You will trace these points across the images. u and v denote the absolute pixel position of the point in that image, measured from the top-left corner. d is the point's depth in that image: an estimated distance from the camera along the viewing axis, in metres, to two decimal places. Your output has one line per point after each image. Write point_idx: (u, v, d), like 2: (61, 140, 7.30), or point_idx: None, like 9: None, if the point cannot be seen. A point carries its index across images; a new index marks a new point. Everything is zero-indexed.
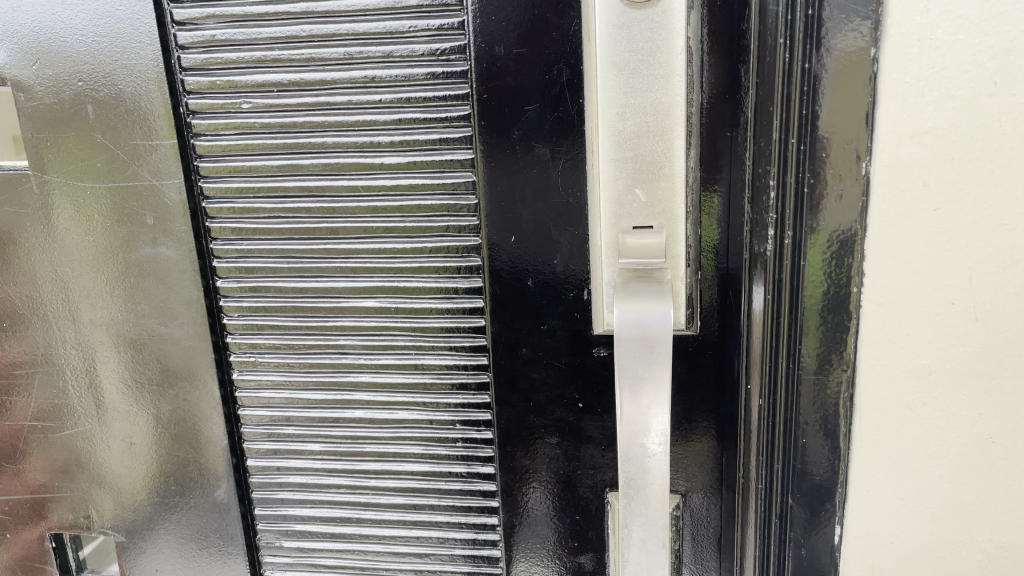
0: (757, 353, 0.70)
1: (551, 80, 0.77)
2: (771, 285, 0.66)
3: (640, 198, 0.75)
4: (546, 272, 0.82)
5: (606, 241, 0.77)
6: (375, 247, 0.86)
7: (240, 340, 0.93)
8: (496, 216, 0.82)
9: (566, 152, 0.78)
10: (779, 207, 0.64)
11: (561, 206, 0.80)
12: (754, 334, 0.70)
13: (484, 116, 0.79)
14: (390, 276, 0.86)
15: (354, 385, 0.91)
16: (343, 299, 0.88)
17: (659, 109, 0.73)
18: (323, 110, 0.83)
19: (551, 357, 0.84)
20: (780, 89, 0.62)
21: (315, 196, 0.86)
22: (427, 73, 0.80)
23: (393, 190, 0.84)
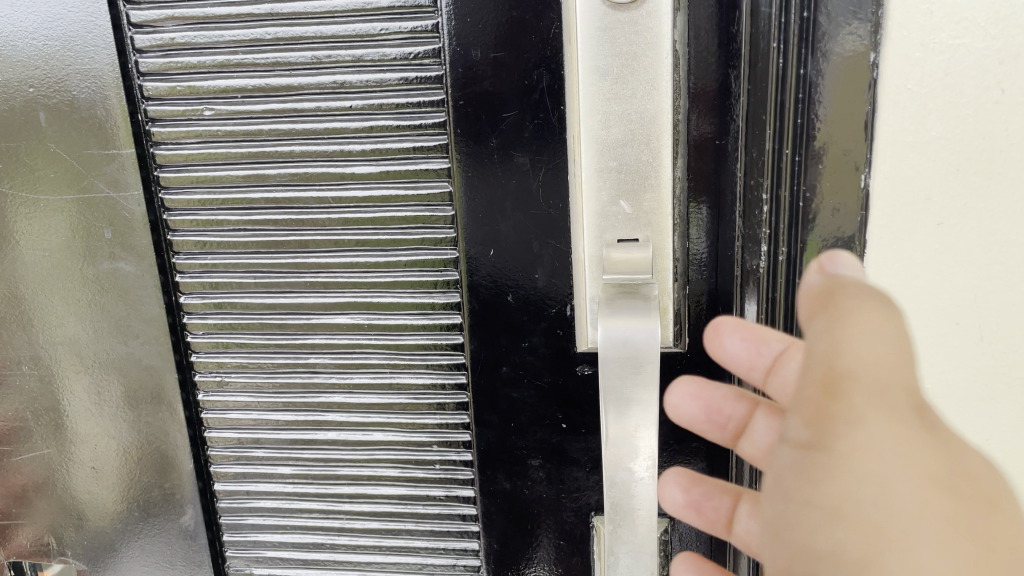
0: None
1: (530, 86, 0.72)
2: (764, 305, 0.60)
3: (625, 210, 0.72)
4: (526, 287, 0.78)
5: (590, 253, 0.74)
6: (348, 261, 0.82)
7: (206, 359, 0.88)
8: (474, 228, 0.77)
9: (548, 160, 0.74)
10: (772, 222, 0.58)
11: (541, 219, 0.75)
12: None
13: (461, 123, 0.75)
14: (363, 291, 0.82)
15: (326, 406, 0.87)
16: (313, 315, 0.84)
17: (645, 116, 0.69)
18: (291, 117, 0.79)
19: (533, 377, 0.80)
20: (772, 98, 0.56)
21: (283, 208, 0.82)
22: (400, 77, 0.76)
23: (366, 201, 0.80)
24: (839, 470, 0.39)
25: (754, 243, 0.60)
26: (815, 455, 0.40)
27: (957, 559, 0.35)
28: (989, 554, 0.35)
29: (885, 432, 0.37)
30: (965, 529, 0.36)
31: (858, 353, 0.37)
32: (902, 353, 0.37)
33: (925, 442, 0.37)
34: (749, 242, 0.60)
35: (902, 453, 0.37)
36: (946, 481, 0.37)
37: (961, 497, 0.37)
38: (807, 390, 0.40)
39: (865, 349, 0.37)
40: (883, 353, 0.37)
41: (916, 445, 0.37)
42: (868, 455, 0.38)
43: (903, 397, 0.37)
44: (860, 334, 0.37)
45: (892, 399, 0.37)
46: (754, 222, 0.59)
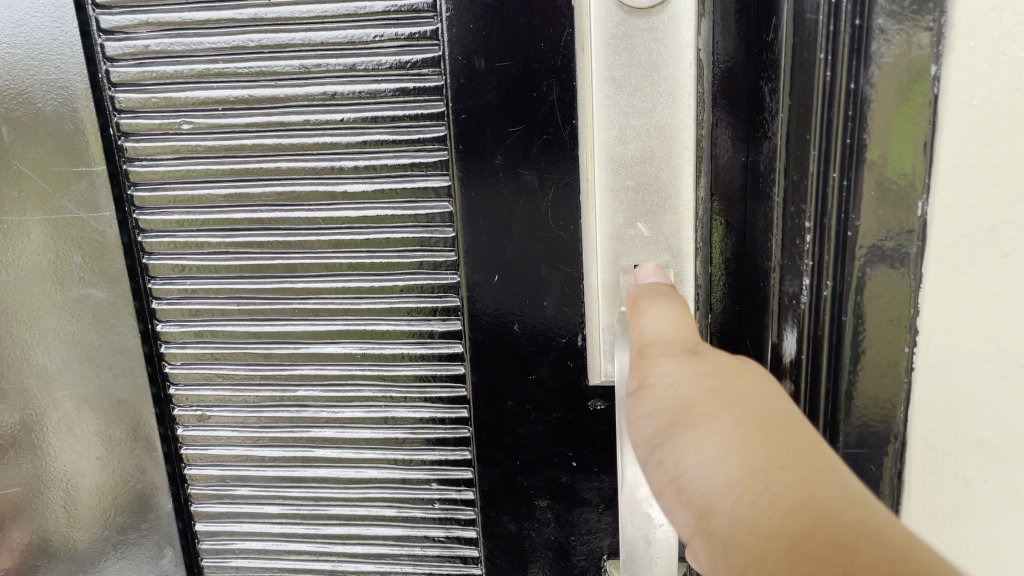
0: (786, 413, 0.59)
1: (539, 98, 0.66)
2: (806, 342, 0.55)
3: (643, 233, 0.65)
4: (534, 315, 0.72)
5: (604, 280, 0.67)
6: (339, 287, 0.75)
7: (186, 391, 0.82)
8: (476, 252, 0.71)
9: (558, 178, 0.68)
10: (816, 252, 0.53)
11: (551, 242, 0.69)
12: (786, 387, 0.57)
13: (464, 139, 0.69)
14: (356, 319, 0.76)
15: (315, 441, 0.80)
16: (302, 345, 0.78)
17: (664, 131, 0.63)
18: (276, 132, 0.72)
19: (541, 412, 0.74)
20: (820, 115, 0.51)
21: (268, 229, 0.75)
22: (395, 87, 0.70)
23: (358, 221, 0.73)
24: (683, 447, 0.37)
25: (796, 274, 0.54)
26: (658, 449, 0.38)
27: (745, 478, 0.33)
28: (800, 506, 0.31)
29: (718, 417, 0.37)
30: (778, 462, 0.33)
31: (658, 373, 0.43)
32: (714, 361, 0.41)
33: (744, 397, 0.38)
34: (790, 273, 0.55)
35: (726, 421, 0.36)
36: (767, 425, 0.35)
37: (801, 435, 0.35)
38: (653, 419, 0.40)
39: (670, 364, 0.42)
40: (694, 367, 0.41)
41: (722, 399, 0.38)
42: (695, 428, 0.37)
43: (729, 367, 0.40)
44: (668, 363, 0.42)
45: (721, 378, 0.39)
46: (796, 252, 0.54)
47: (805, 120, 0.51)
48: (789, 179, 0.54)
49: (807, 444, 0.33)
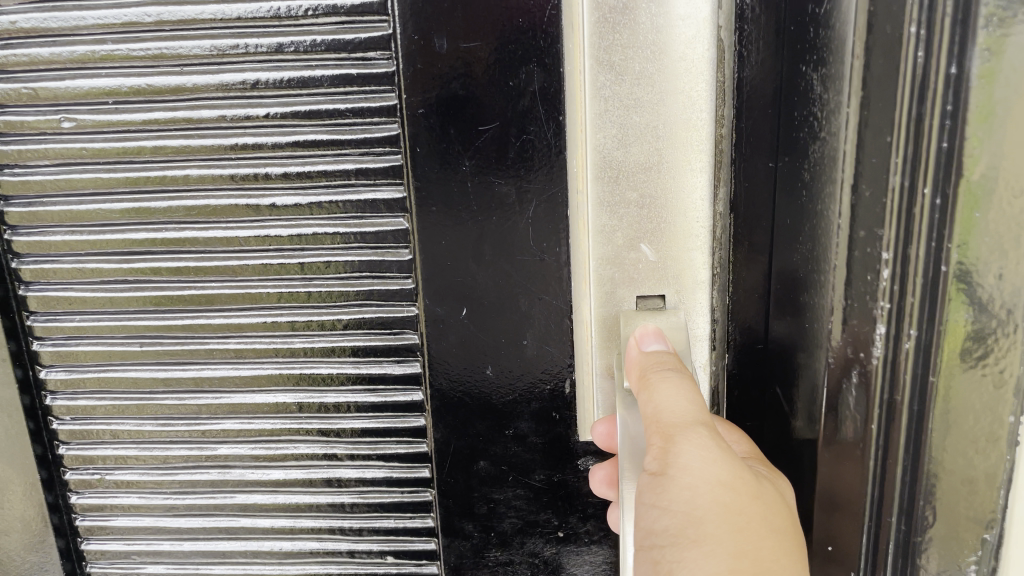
0: (834, 491, 0.46)
1: (518, 89, 0.52)
2: (880, 407, 0.42)
3: (647, 256, 0.53)
4: (511, 357, 0.58)
5: (600, 315, 0.54)
6: (268, 323, 0.61)
7: (79, 451, 0.66)
8: (439, 281, 0.57)
9: (541, 189, 0.54)
10: (900, 291, 0.40)
11: (532, 268, 0.56)
12: (844, 463, 0.44)
13: (421, 142, 0.54)
14: (290, 361, 0.62)
15: (243, 508, 0.65)
16: (222, 393, 0.63)
17: (675, 132, 0.50)
18: (183, 131, 0.58)
19: (520, 474, 0.60)
20: (908, 112, 0.38)
21: (177, 251, 0.60)
22: (333, 75, 0.55)
23: (290, 242, 0.59)
24: (681, 558, 0.46)
25: (866, 319, 0.42)
26: (656, 546, 0.47)
27: None
28: None
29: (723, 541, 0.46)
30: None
31: (681, 467, 0.47)
32: (738, 474, 0.47)
33: (751, 509, 0.47)
34: (858, 317, 0.42)
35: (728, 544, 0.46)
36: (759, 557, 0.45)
37: (778, 542, 0.46)
38: (663, 519, 0.47)
39: (693, 467, 0.47)
40: (719, 471, 0.47)
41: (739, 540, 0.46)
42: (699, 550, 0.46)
43: (746, 480, 0.47)
44: (689, 443, 0.47)
45: (739, 494, 0.47)
46: (868, 291, 0.41)
47: (886, 117, 0.38)
48: (860, 196, 0.41)
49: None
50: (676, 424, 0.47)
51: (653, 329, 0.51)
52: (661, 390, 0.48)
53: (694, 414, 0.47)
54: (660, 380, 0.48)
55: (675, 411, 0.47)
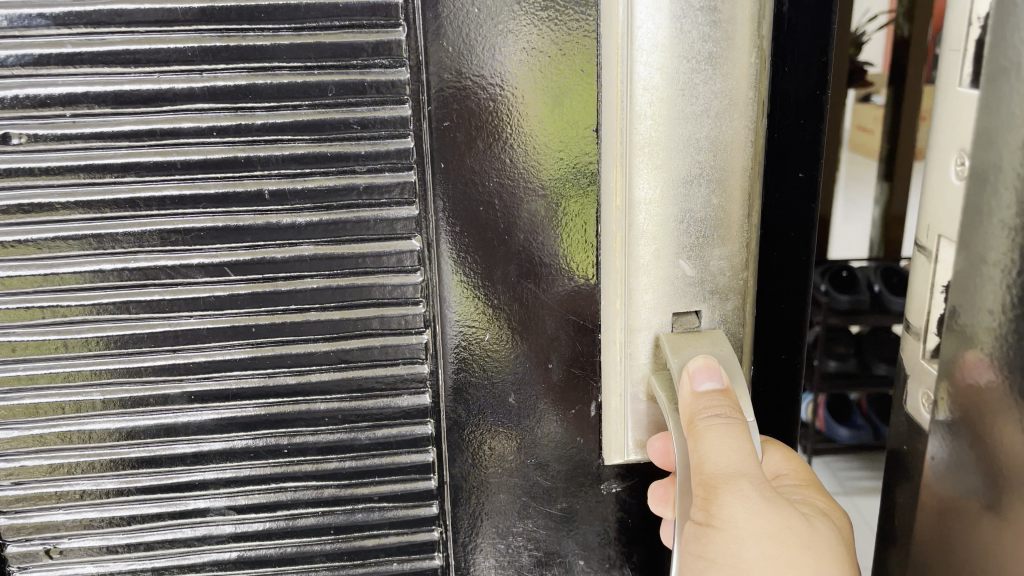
0: None
1: (552, 100, 0.51)
2: None
3: (687, 272, 0.51)
4: (536, 380, 0.56)
5: (637, 336, 0.52)
6: (256, 361, 0.55)
7: (21, 521, 0.57)
8: (462, 303, 0.55)
9: (572, 206, 0.53)
10: None
11: (562, 287, 0.54)
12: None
13: (448, 159, 0.52)
14: (280, 401, 0.56)
15: (225, 565, 0.59)
16: (199, 442, 0.56)
17: (720, 144, 0.49)
18: (159, 148, 0.50)
19: (539, 505, 0.58)
20: None
21: (148, 284, 0.53)
22: (339, 84, 0.50)
23: (281, 269, 0.53)
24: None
25: None
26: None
27: None
28: None
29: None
30: None
31: (727, 517, 0.49)
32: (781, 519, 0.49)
33: (796, 555, 0.49)
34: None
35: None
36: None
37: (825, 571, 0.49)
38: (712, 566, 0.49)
39: (738, 515, 0.49)
40: (764, 519, 0.49)
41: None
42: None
43: (790, 524, 0.50)
44: (735, 495, 0.48)
45: (785, 542, 0.49)
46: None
47: None
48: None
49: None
50: (719, 475, 0.48)
51: (701, 362, 0.49)
52: (707, 443, 0.48)
53: (739, 464, 0.48)
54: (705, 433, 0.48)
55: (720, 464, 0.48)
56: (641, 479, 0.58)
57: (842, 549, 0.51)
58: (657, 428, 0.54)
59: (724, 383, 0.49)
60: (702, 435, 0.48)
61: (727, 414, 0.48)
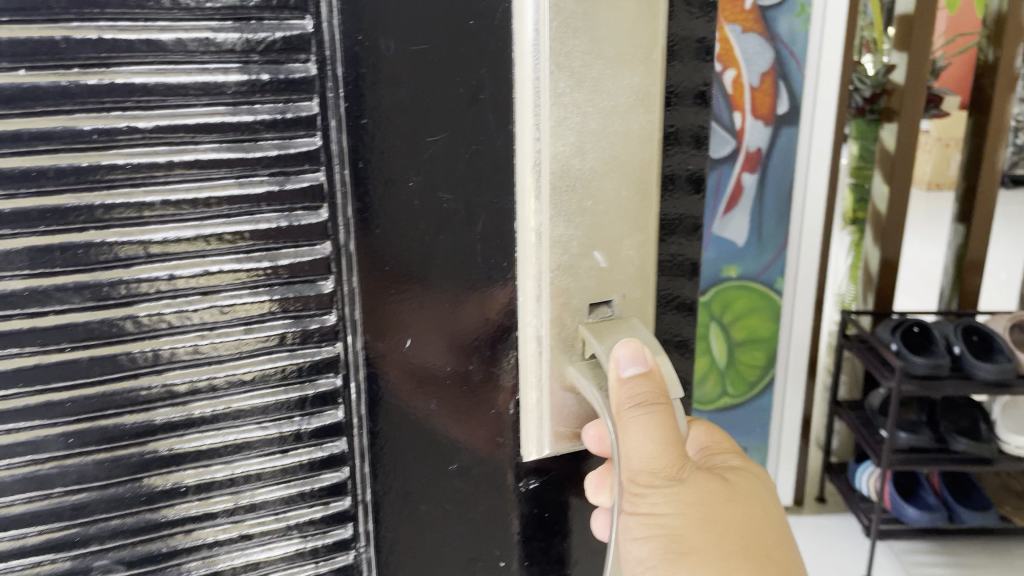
0: None
1: (468, 96, 0.50)
2: None
3: (600, 263, 0.53)
4: (451, 381, 0.55)
5: (555, 327, 0.53)
6: (146, 393, 0.49)
7: None
8: (379, 308, 0.52)
9: (485, 203, 0.53)
10: None
11: (476, 284, 0.54)
12: None
13: (366, 157, 0.50)
14: (176, 435, 0.50)
15: None
16: (78, 492, 0.48)
17: (627, 138, 0.51)
18: (29, 152, 0.44)
19: (460, 510, 0.58)
20: None
21: (12, 312, 0.45)
22: (241, 81, 0.47)
23: (175, 289, 0.48)
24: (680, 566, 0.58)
25: None
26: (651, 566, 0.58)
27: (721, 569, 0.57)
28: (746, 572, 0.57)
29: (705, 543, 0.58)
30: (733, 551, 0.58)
31: (651, 503, 0.57)
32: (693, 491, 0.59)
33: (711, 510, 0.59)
34: None
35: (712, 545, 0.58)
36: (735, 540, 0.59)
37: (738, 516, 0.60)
38: (647, 547, 0.58)
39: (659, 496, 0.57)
40: (683, 496, 0.58)
41: (697, 560, 0.58)
42: (687, 554, 0.58)
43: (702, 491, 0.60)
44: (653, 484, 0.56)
45: (701, 504, 0.59)
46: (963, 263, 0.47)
47: None
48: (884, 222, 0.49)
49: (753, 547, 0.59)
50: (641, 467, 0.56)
51: (629, 347, 0.51)
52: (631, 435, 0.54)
53: (656, 451, 0.55)
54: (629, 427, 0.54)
55: (641, 455, 0.55)
56: (555, 475, 0.59)
57: (753, 520, 0.60)
58: (576, 417, 0.56)
59: (647, 364, 0.51)
60: (626, 430, 0.54)
61: (647, 404, 0.53)
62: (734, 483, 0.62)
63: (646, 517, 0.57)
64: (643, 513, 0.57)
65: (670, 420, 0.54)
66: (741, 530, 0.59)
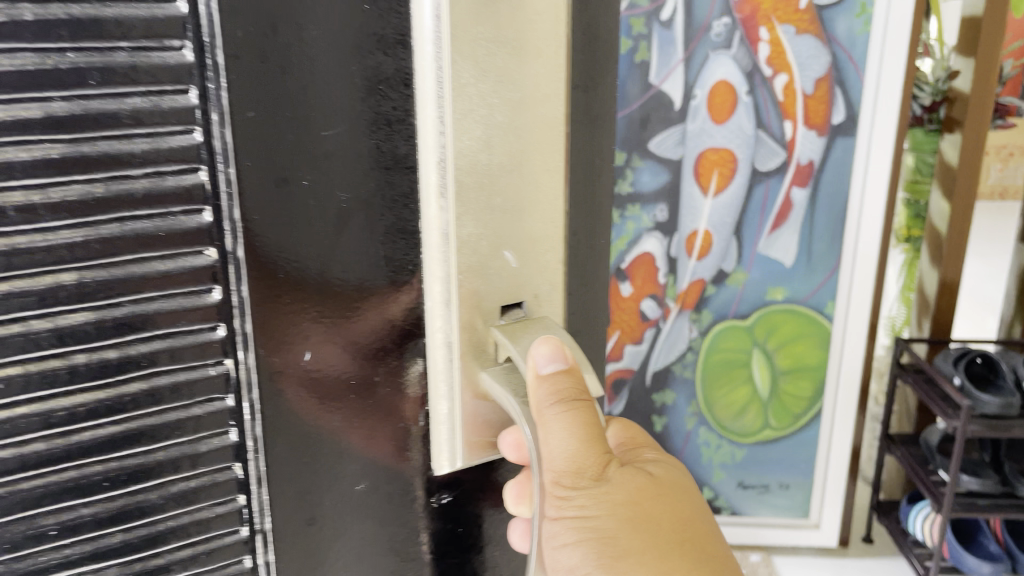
0: None
1: (365, 87, 0.47)
2: None
3: (510, 263, 0.51)
4: (356, 394, 0.52)
5: (464, 331, 0.51)
6: (4, 428, 0.42)
7: None
8: (279, 322, 0.48)
9: (387, 202, 0.49)
10: None
11: (379, 289, 0.50)
12: None
13: (257, 160, 0.45)
14: (43, 474, 0.43)
15: None
16: None
17: (533, 133, 0.49)
18: None
19: (368, 530, 0.54)
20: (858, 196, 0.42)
21: None
22: (106, 66, 0.41)
23: (37, 309, 0.41)
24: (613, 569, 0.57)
25: None
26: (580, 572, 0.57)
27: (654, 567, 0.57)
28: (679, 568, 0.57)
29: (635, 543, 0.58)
30: (665, 548, 0.58)
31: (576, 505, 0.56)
32: (616, 492, 0.59)
33: (641, 506, 0.59)
34: None
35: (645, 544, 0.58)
36: (666, 538, 0.58)
37: (666, 515, 0.60)
38: (574, 552, 0.57)
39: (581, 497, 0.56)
40: (607, 497, 0.58)
41: (630, 562, 0.57)
42: (620, 558, 0.57)
43: (627, 489, 0.60)
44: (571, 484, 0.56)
45: (629, 505, 0.59)
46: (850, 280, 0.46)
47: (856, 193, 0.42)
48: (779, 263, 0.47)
49: (689, 545, 0.58)
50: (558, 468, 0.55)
51: (545, 342, 0.50)
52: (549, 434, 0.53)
53: (573, 449, 0.55)
54: (548, 427, 0.53)
55: (559, 455, 0.54)
56: (465, 486, 0.57)
57: (678, 522, 0.60)
58: (487, 426, 0.53)
59: (566, 360, 0.50)
60: (545, 429, 0.53)
61: (560, 402, 0.52)
62: (658, 487, 0.62)
63: (570, 521, 0.57)
64: (567, 518, 0.57)
65: (586, 419, 0.55)
66: (670, 525, 0.59)
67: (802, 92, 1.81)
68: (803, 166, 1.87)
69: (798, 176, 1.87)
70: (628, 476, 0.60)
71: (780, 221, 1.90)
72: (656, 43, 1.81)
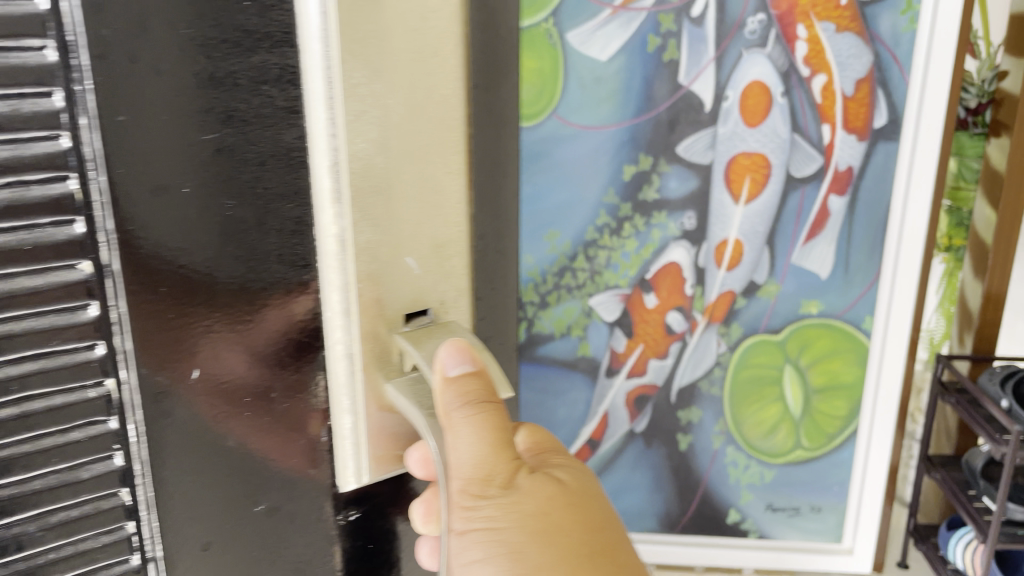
0: None
1: (251, 86, 0.43)
2: None
3: (413, 269, 0.48)
4: (254, 409, 0.48)
5: (365, 342, 0.47)
6: None
7: None
8: (157, 328, 0.44)
9: (280, 206, 0.46)
10: None
11: (274, 297, 0.47)
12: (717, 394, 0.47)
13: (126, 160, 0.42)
14: None
15: None
16: None
17: (433, 135, 0.46)
18: None
19: (276, 555, 0.51)
20: None
21: None
22: None
23: None
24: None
25: None
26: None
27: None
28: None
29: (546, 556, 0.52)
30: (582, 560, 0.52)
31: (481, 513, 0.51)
32: (523, 496, 0.53)
33: (552, 512, 0.54)
34: None
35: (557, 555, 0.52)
36: (585, 549, 0.53)
37: (576, 519, 0.54)
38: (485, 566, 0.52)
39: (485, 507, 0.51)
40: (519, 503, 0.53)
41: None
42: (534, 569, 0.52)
43: (539, 495, 0.54)
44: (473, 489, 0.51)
45: (539, 512, 0.54)
46: None
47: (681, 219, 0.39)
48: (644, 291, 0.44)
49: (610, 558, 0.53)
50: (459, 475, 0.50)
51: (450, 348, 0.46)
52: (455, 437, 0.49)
53: (476, 454, 0.50)
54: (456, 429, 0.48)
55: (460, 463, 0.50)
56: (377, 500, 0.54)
57: (578, 540, 0.53)
58: (394, 440, 0.50)
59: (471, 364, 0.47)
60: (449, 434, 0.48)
61: (465, 402, 0.47)
62: (571, 496, 0.56)
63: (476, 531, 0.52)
64: (474, 530, 0.52)
65: (492, 421, 0.51)
66: (588, 534, 0.54)
67: (841, 93, 1.72)
68: (842, 171, 1.77)
69: (835, 183, 1.79)
70: (541, 485, 0.55)
71: (815, 229, 1.81)
72: (686, 41, 1.72)
